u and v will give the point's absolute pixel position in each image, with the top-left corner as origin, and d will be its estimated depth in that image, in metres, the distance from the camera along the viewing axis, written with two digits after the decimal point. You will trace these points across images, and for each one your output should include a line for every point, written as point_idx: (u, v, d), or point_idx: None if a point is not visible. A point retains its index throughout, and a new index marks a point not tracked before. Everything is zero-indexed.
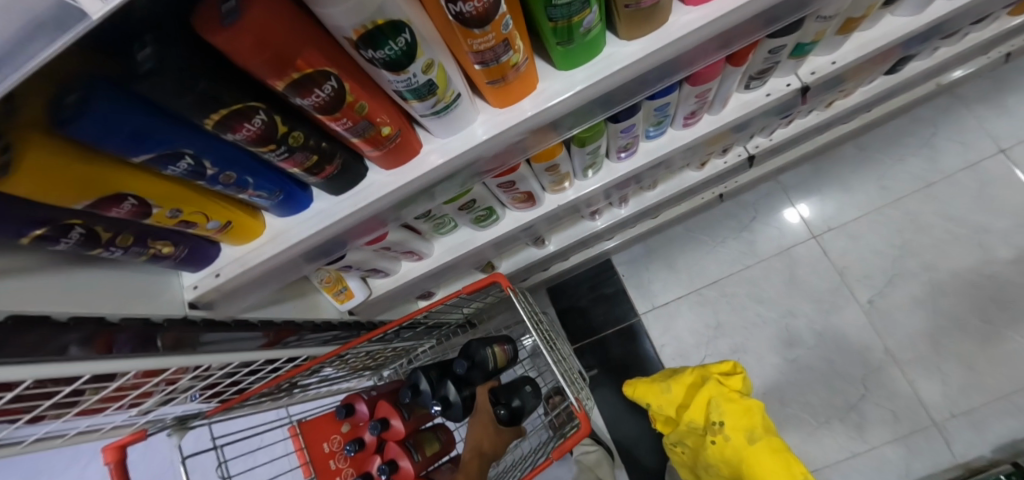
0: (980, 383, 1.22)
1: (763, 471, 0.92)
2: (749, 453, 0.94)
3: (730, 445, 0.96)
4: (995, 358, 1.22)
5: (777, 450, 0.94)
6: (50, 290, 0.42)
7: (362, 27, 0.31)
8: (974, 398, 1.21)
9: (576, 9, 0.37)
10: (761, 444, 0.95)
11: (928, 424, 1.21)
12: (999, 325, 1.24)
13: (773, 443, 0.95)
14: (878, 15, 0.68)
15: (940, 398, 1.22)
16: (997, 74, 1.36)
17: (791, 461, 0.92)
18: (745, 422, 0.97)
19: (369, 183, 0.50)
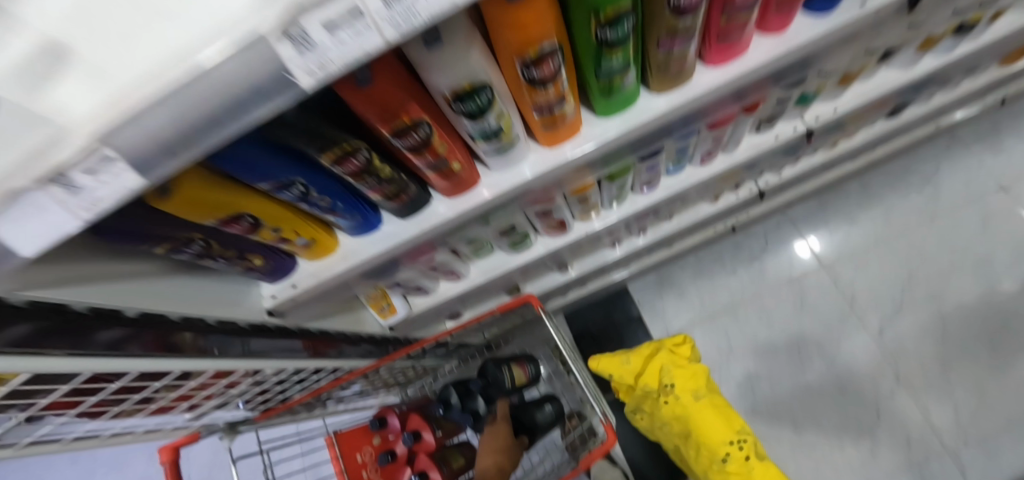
0: (989, 408, 1.27)
1: (710, 430, 1.01)
2: (698, 413, 1.02)
3: (681, 407, 1.04)
4: (1005, 384, 1.28)
5: (721, 410, 1.03)
6: (166, 293, 0.50)
7: (456, 87, 0.39)
8: (985, 424, 1.26)
9: (619, 72, 0.46)
10: (707, 406, 1.03)
11: (941, 451, 1.26)
12: (1005, 353, 1.30)
13: (717, 404, 1.04)
14: (874, 69, 0.76)
15: (952, 425, 1.27)
16: (995, 119, 1.43)
17: (733, 419, 1.02)
18: (693, 385, 1.05)
19: (432, 209, 0.57)
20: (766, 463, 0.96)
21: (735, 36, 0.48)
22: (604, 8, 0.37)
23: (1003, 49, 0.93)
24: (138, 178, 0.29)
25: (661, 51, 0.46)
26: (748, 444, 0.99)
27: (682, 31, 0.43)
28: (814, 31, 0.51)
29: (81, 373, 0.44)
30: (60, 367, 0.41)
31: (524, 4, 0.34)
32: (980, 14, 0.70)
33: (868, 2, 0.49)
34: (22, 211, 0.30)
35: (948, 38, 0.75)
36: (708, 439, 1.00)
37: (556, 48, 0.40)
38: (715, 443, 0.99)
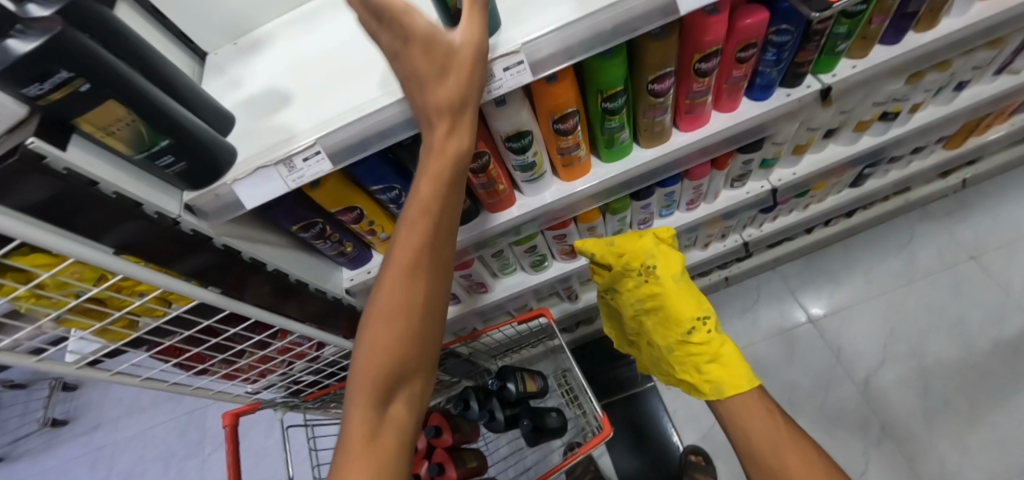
0: (979, 465, 1.25)
1: (679, 308, 0.83)
2: (672, 294, 0.83)
3: (655, 286, 0.84)
4: (990, 441, 1.26)
5: (693, 295, 0.85)
6: (285, 261, 0.71)
7: (510, 132, 0.61)
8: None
9: (617, 130, 0.68)
10: (680, 283, 0.84)
11: None
12: (994, 408, 1.29)
13: (688, 284, 0.86)
14: (821, 144, 0.98)
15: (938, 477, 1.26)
16: (958, 197, 1.56)
17: (701, 298, 0.85)
18: (670, 265, 0.85)
19: (479, 221, 0.78)
20: (729, 346, 0.81)
21: (697, 110, 0.70)
22: (607, 89, 0.60)
23: (938, 133, 1.13)
24: (329, 165, 0.51)
25: (645, 118, 0.68)
26: (714, 327, 0.82)
27: (658, 105, 0.65)
28: (754, 111, 0.74)
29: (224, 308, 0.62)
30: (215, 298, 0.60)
31: (558, 84, 0.57)
32: (898, 105, 0.91)
33: (791, 94, 0.73)
34: (256, 181, 0.52)
35: (878, 122, 0.96)
36: (673, 319, 0.83)
37: (574, 111, 0.62)
38: (681, 321, 0.82)
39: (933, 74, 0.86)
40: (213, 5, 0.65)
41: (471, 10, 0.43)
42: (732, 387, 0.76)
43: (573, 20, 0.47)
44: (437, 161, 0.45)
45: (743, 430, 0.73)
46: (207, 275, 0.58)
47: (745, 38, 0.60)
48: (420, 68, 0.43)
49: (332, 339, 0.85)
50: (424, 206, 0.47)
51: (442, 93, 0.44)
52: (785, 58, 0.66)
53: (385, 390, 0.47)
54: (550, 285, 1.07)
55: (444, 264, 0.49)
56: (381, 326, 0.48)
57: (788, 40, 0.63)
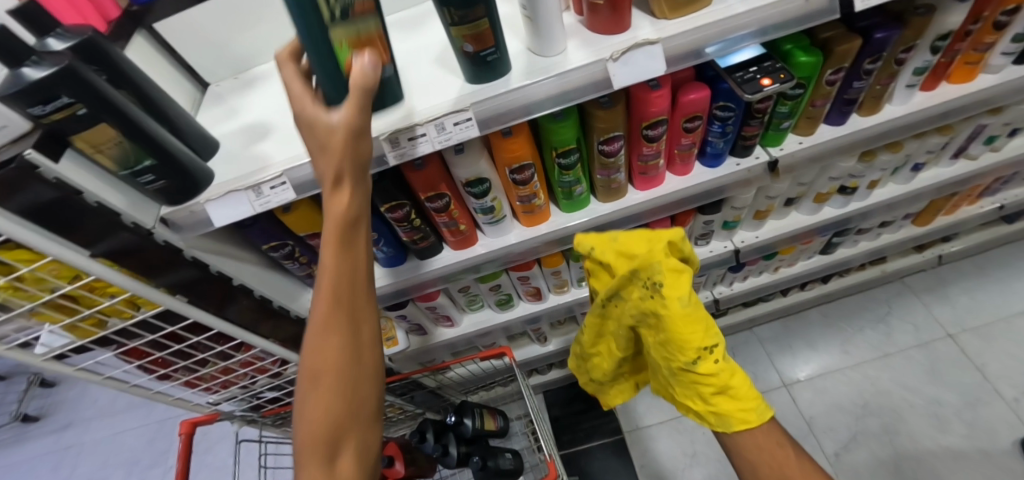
0: None
1: (689, 337, 0.68)
2: (678, 323, 0.66)
3: (659, 307, 0.67)
4: None
5: (705, 319, 0.70)
6: (253, 278, 0.75)
7: (469, 177, 0.67)
8: None
9: (573, 184, 0.74)
10: (692, 307, 0.68)
11: None
12: None
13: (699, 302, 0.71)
14: (783, 211, 1.02)
15: None
16: (937, 273, 1.58)
17: (712, 321, 0.71)
18: (683, 286, 0.67)
19: (441, 256, 0.83)
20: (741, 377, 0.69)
21: (651, 172, 0.76)
22: (560, 146, 0.66)
23: (903, 210, 1.17)
24: (292, 194, 0.57)
25: (600, 175, 0.73)
26: (723, 354, 0.69)
27: (610, 165, 0.71)
28: (706, 177, 0.79)
29: (189, 316, 0.67)
30: (181, 306, 0.64)
31: (512, 138, 0.63)
32: (855, 181, 0.96)
33: (740, 164, 0.79)
34: (226, 203, 0.58)
35: (838, 195, 1.01)
36: (678, 348, 0.68)
37: (530, 164, 0.68)
38: (688, 350, 0.67)
39: (885, 154, 0.91)
40: (221, 44, 0.74)
41: (354, 93, 0.44)
42: (741, 422, 0.67)
43: (515, 89, 0.53)
44: (331, 230, 0.47)
45: (750, 466, 0.65)
46: (175, 284, 0.63)
47: (690, 110, 0.66)
48: (310, 142, 0.47)
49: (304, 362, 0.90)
50: (331, 272, 0.48)
51: (325, 165, 0.46)
52: (730, 131, 0.72)
53: (327, 446, 0.48)
54: (518, 325, 1.10)
55: (363, 316, 0.51)
56: (315, 393, 0.48)
57: (731, 116, 0.69)
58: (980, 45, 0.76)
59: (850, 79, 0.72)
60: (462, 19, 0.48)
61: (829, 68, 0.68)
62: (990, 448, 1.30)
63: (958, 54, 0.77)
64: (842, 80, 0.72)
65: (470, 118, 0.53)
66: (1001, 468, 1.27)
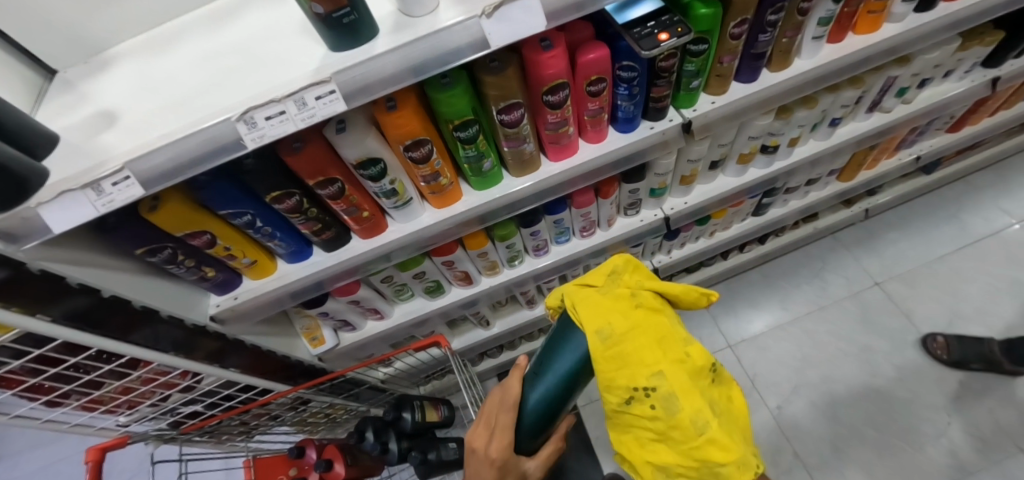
0: None
1: (615, 377, 0.56)
2: (599, 361, 0.56)
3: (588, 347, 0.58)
4: (892, 466, 1.29)
5: (637, 352, 0.55)
6: (134, 287, 0.66)
7: (359, 158, 0.61)
8: None
9: (479, 159, 0.69)
10: (618, 337, 0.55)
11: None
12: (893, 436, 1.33)
13: (644, 327, 0.57)
14: (709, 175, 1.01)
15: None
16: (866, 226, 1.64)
17: (656, 357, 0.54)
18: (608, 314, 0.57)
19: (351, 246, 0.77)
20: (699, 438, 0.51)
21: (563, 141, 0.72)
22: (455, 117, 0.60)
23: (827, 166, 1.19)
24: (140, 190, 0.50)
25: (507, 147, 0.69)
26: (669, 397, 0.53)
27: (514, 135, 0.67)
28: (620, 143, 0.77)
29: (58, 338, 0.58)
30: (46, 327, 0.55)
31: (398, 112, 0.58)
32: (775, 139, 0.95)
33: (654, 127, 0.76)
34: (62, 204, 0.49)
35: (761, 155, 1.00)
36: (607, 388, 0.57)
37: (426, 139, 0.62)
38: (613, 390, 0.56)
39: (802, 110, 0.91)
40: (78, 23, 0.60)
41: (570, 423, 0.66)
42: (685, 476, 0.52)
43: (381, 54, 0.48)
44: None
45: None
46: (30, 300, 0.53)
47: (592, 72, 0.63)
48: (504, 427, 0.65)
49: (222, 376, 0.83)
50: None
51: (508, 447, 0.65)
52: (638, 93, 0.69)
53: None
54: (454, 310, 1.05)
55: None
56: None
57: (635, 76, 0.66)
58: None
59: (754, 32, 0.70)
60: None
61: (731, 20, 0.65)
62: (915, 385, 1.38)
63: (860, 3, 0.76)
64: (748, 34, 0.70)
65: (334, 90, 0.47)
66: (924, 401, 1.35)
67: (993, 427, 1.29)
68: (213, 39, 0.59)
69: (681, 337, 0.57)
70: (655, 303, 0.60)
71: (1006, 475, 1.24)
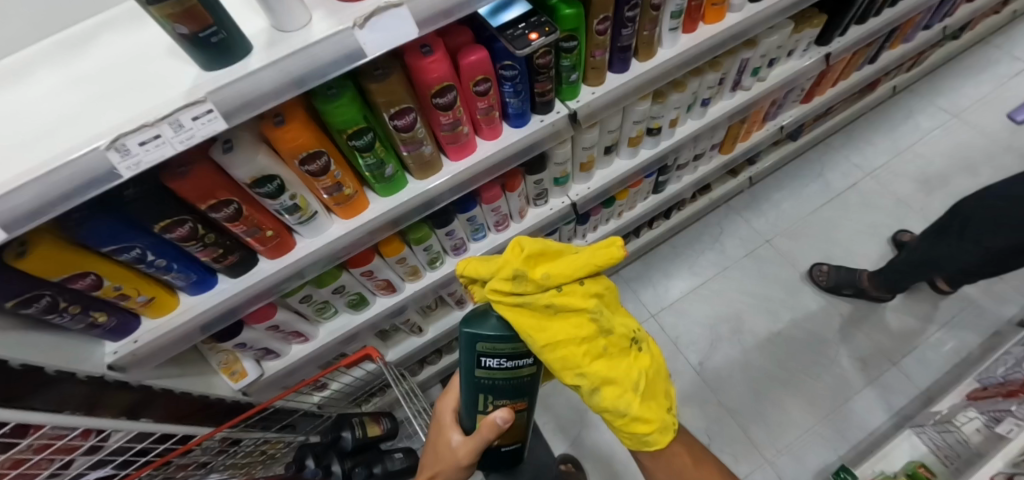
0: (790, 418, 1.44)
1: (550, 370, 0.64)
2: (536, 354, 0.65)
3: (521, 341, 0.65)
4: (797, 397, 1.47)
5: (564, 362, 0.61)
6: (10, 346, 0.59)
7: (252, 177, 0.60)
8: (790, 433, 1.42)
9: (380, 165, 0.71)
10: (540, 352, 0.60)
11: (761, 463, 1.40)
12: (795, 370, 1.51)
13: (563, 341, 0.60)
14: (605, 159, 1.10)
15: (765, 437, 1.42)
16: (752, 192, 1.85)
17: (579, 365, 0.61)
18: (531, 334, 0.60)
19: (259, 268, 0.75)
20: (616, 416, 0.63)
21: (461, 140, 0.76)
22: (347, 127, 0.62)
23: (707, 142, 1.33)
24: (4, 234, 0.45)
25: (406, 151, 0.72)
26: (592, 389, 0.63)
27: (410, 139, 0.69)
28: (515, 137, 0.81)
29: None
30: None
31: (286, 127, 0.58)
32: (656, 122, 1.06)
33: (544, 120, 0.82)
34: None
35: (648, 138, 1.11)
36: None
37: (321, 151, 0.63)
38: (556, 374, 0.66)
39: (673, 94, 1.02)
40: None
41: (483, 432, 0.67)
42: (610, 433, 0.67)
43: (257, 69, 0.49)
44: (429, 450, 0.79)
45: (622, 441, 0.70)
46: None
47: (475, 73, 0.67)
48: (445, 408, 0.79)
49: (134, 427, 0.77)
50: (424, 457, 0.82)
51: (445, 426, 0.77)
52: (522, 90, 0.74)
53: None
54: (381, 322, 1.05)
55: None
56: None
57: (516, 74, 0.71)
58: None
59: (617, 27, 0.78)
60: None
61: (595, 18, 0.73)
62: (806, 324, 1.58)
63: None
64: (612, 29, 0.78)
65: (212, 109, 0.47)
66: (815, 337, 1.55)
67: (870, 349, 1.52)
68: (71, 67, 0.56)
69: (602, 332, 0.62)
70: (572, 303, 0.59)
71: (883, 387, 1.46)
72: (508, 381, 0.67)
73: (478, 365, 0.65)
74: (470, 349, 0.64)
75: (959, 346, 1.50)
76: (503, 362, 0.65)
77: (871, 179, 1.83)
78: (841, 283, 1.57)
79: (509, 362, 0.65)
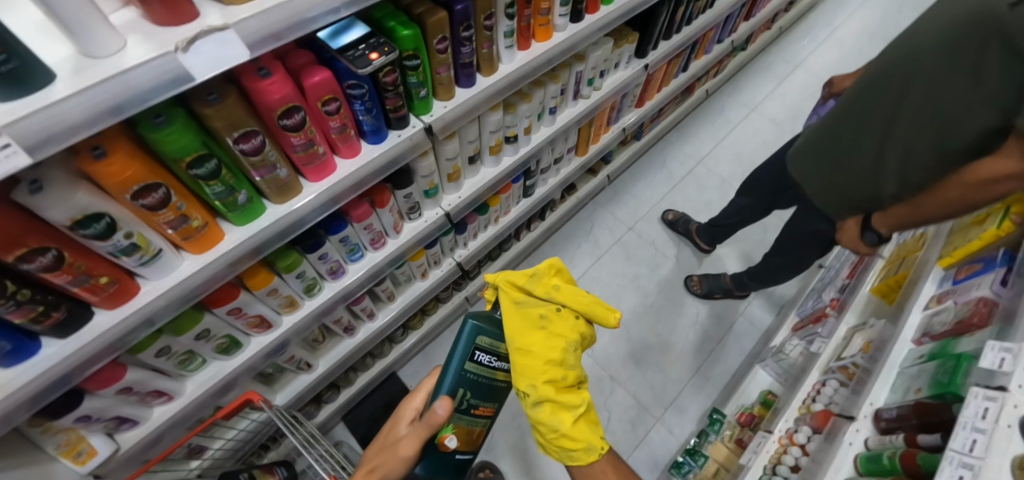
0: (671, 378, 1.64)
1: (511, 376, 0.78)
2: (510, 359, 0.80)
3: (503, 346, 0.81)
4: (672, 356, 1.68)
5: (524, 366, 0.76)
6: None
7: (73, 217, 0.55)
8: (672, 390, 1.62)
9: (230, 192, 0.68)
10: (514, 350, 0.77)
11: (653, 422, 1.56)
12: (667, 336, 1.72)
13: (532, 348, 0.76)
14: (472, 169, 1.17)
15: (652, 399, 1.60)
16: (613, 188, 2.09)
17: (534, 373, 0.75)
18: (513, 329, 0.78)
19: (94, 322, 0.67)
20: (552, 431, 0.75)
21: (318, 160, 0.77)
22: (185, 154, 0.60)
23: (562, 145, 1.49)
24: None
25: (258, 176, 0.71)
26: (535, 404, 0.75)
27: (260, 163, 0.68)
28: (374, 153, 0.84)
29: None
30: None
31: (110, 159, 0.55)
32: (512, 131, 1.16)
33: (401, 134, 0.87)
34: None
35: (507, 145, 1.21)
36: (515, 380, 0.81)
37: (156, 184, 0.60)
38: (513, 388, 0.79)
39: (522, 104, 1.13)
40: None
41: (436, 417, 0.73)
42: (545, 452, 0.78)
43: (62, 98, 0.45)
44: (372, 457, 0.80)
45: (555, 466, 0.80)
46: None
47: (321, 93, 0.69)
48: (405, 407, 0.83)
49: None
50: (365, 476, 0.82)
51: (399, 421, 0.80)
52: (374, 107, 0.78)
53: None
54: (260, 362, 0.99)
55: None
56: None
57: (364, 93, 0.75)
58: (541, 10, 0.99)
59: (456, 46, 0.86)
60: None
61: (433, 37, 0.80)
62: (671, 295, 1.81)
63: (530, 18, 0.99)
64: (452, 48, 0.86)
65: (11, 143, 0.43)
66: (679, 304, 1.79)
67: (722, 305, 1.79)
68: None
69: (565, 361, 0.78)
70: (558, 327, 0.79)
71: (735, 334, 1.73)
72: (489, 383, 0.80)
73: (471, 359, 0.78)
74: (469, 341, 0.78)
75: (786, 289, 1.82)
76: (492, 360, 0.80)
77: (702, 166, 2.19)
78: (712, 289, 1.75)
79: (497, 361, 0.80)
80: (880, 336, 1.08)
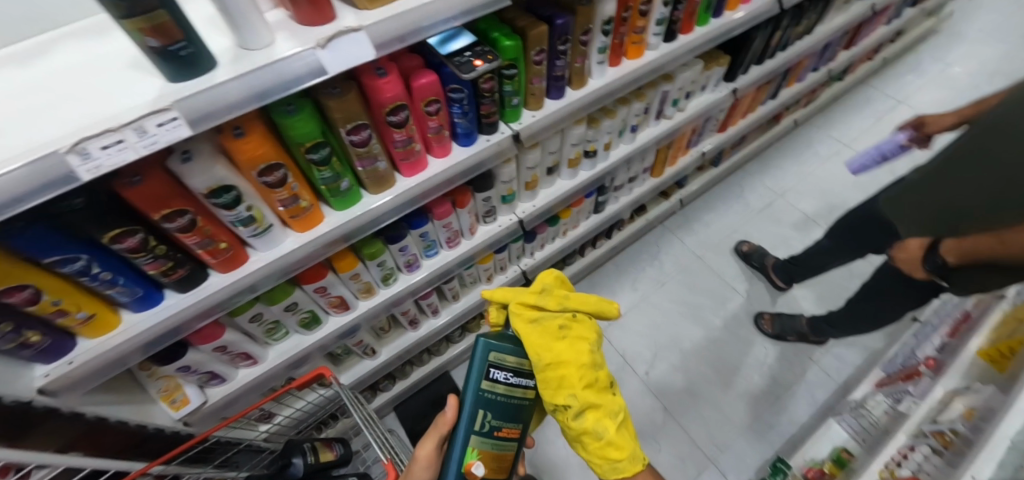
0: (729, 418, 1.55)
1: (543, 390, 0.78)
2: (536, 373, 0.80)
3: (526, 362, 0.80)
4: (733, 395, 1.59)
5: (558, 378, 0.77)
6: None
7: (209, 187, 0.62)
8: (730, 432, 1.53)
9: (336, 179, 0.75)
10: (545, 367, 0.76)
11: (705, 462, 1.48)
12: (729, 373, 1.63)
13: (564, 358, 0.77)
14: (548, 179, 1.19)
15: (706, 437, 1.52)
16: (684, 214, 2.03)
17: (572, 382, 0.77)
18: (539, 345, 0.77)
19: (209, 282, 0.75)
20: (598, 439, 0.77)
21: (414, 156, 0.82)
22: (305, 140, 0.66)
23: (638, 165, 1.48)
24: None
25: (361, 167, 0.76)
26: (577, 412, 0.77)
27: (365, 154, 0.74)
28: (464, 155, 0.89)
29: None
30: None
31: (246, 138, 0.62)
32: (592, 145, 1.17)
33: (489, 139, 0.91)
34: None
35: (585, 160, 1.22)
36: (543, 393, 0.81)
37: (278, 164, 0.67)
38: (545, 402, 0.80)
39: (605, 120, 1.14)
40: None
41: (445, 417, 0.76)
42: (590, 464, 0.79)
43: (224, 82, 0.52)
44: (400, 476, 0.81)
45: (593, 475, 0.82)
46: None
47: (426, 94, 0.74)
48: None
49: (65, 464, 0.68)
50: None
51: None
52: (469, 111, 0.82)
53: None
54: (334, 341, 1.05)
55: None
56: None
57: (463, 97, 0.79)
58: (636, 28, 1.00)
59: (552, 59, 0.89)
60: (132, 10, 0.45)
61: (532, 49, 0.83)
62: (737, 331, 1.72)
63: (624, 36, 1.01)
64: (548, 60, 0.89)
65: (177, 117, 0.50)
66: (745, 342, 1.69)
67: (794, 349, 1.67)
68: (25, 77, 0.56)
69: (592, 363, 0.81)
70: (576, 331, 0.81)
71: (806, 383, 1.60)
72: (509, 401, 0.77)
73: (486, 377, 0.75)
74: (484, 358, 0.76)
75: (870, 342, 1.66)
76: (509, 377, 0.77)
77: (782, 200, 2.07)
78: (784, 331, 1.65)
79: (513, 378, 0.77)
80: (986, 404, 0.96)
